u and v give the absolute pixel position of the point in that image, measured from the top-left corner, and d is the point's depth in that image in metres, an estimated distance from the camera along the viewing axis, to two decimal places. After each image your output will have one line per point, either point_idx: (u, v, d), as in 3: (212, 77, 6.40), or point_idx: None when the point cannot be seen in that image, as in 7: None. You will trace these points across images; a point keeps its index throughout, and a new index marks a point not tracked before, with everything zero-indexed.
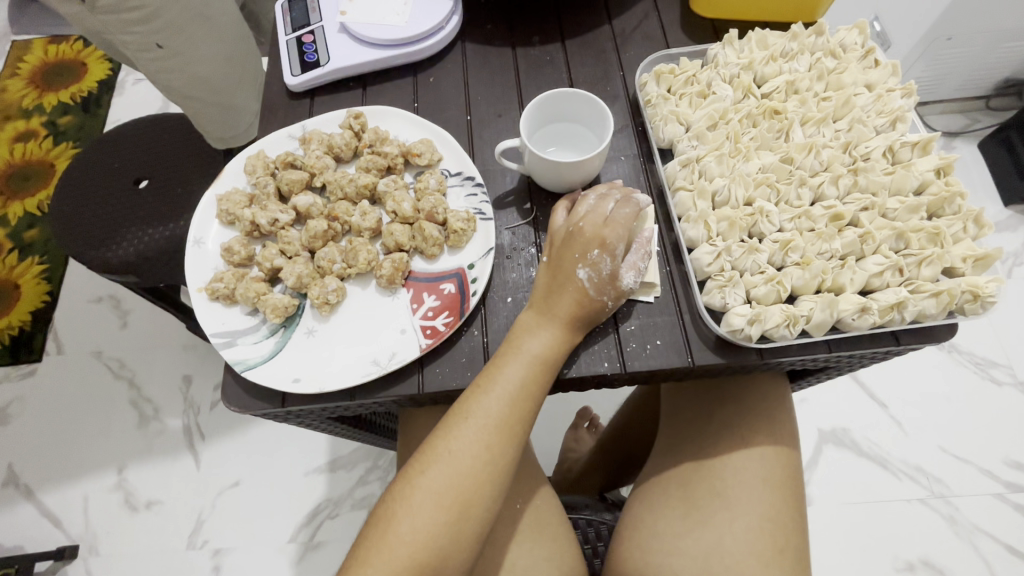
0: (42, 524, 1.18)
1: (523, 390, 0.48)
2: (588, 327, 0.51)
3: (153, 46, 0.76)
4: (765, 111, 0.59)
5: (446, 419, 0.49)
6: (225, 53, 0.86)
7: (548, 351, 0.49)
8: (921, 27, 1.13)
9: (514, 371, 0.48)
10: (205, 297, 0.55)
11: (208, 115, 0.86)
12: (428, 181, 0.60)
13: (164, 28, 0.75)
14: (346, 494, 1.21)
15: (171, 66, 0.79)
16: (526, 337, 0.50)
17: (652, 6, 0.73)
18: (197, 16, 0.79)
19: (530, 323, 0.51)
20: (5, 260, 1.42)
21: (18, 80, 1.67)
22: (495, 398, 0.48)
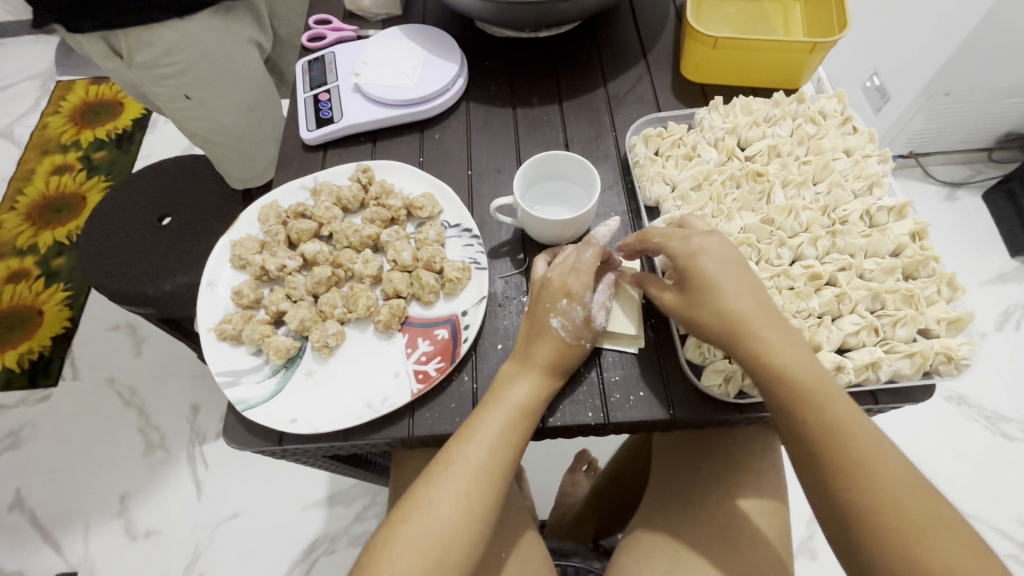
0: (44, 549, 1.20)
1: (503, 438, 0.50)
2: (567, 370, 0.53)
3: (183, 97, 0.82)
4: (748, 174, 0.62)
5: (429, 468, 0.50)
6: (247, 102, 0.90)
7: (530, 400, 0.51)
8: (919, 83, 1.16)
9: (495, 419, 0.50)
10: (213, 337, 0.58)
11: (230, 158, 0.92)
12: (427, 232, 0.63)
13: (193, 81, 0.81)
14: (343, 530, 1.21)
15: (200, 115, 0.86)
16: (509, 388, 0.52)
17: (646, 71, 0.78)
18: (222, 68, 0.83)
19: (513, 372, 0.53)
20: (31, 287, 1.49)
21: (60, 118, 1.79)
22: (475, 446, 0.50)
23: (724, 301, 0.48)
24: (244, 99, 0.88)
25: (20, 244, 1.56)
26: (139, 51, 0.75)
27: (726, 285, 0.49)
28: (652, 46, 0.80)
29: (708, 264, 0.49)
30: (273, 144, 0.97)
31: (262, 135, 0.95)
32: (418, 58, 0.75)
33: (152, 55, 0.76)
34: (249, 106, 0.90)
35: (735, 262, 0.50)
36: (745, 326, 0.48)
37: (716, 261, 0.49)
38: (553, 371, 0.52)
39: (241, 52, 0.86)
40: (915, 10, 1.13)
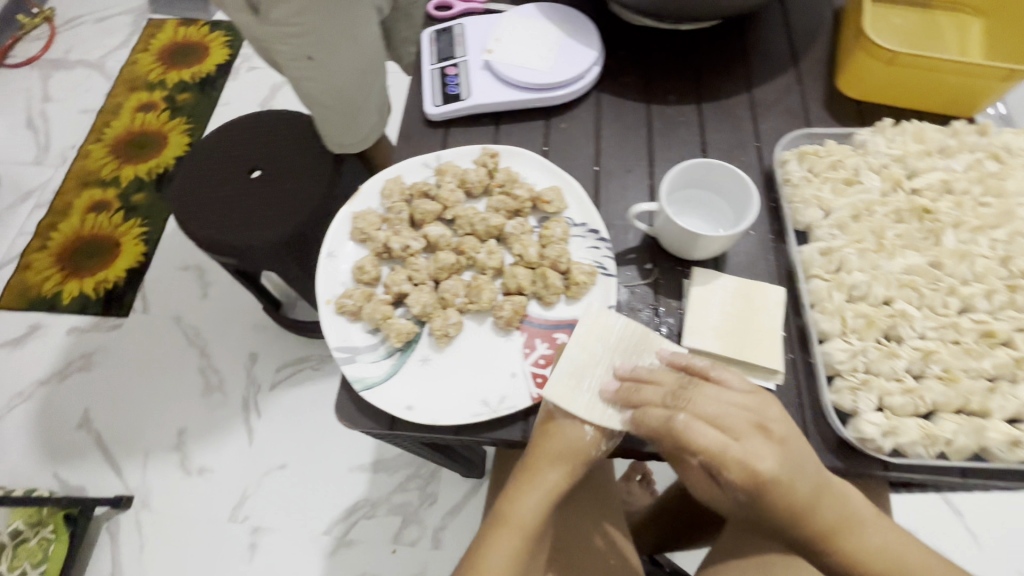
0: (105, 470, 1.26)
1: (538, 522, 0.51)
2: (575, 458, 0.50)
3: (305, 58, 0.80)
4: (915, 209, 0.57)
5: (488, 525, 0.52)
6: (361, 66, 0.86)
7: (563, 483, 0.51)
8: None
9: (551, 473, 0.50)
10: (332, 310, 0.57)
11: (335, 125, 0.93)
12: (554, 229, 0.60)
13: (318, 43, 0.78)
14: (384, 497, 1.22)
15: (316, 76, 0.83)
16: (545, 470, 0.50)
17: (796, 80, 0.72)
18: (345, 33, 0.80)
19: (546, 448, 0.50)
20: (111, 218, 1.54)
21: (149, 55, 1.82)
22: (533, 499, 0.51)
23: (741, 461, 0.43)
24: (361, 64, 0.85)
25: (104, 175, 1.61)
26: (275, 7, 0.73)
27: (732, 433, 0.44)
28: (804, 51, 0.74)
29: (705, 415, 0.45)
30: (377, 113, 0.96)
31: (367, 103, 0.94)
32: (553, 41, 0.71)
33: (284, 13, 0.73)
34: (363, 70, 0.87)
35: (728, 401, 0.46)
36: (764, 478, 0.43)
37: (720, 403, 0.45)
38: (574, 420, 0.50)
39: (360, 14, 0.82)
40: None
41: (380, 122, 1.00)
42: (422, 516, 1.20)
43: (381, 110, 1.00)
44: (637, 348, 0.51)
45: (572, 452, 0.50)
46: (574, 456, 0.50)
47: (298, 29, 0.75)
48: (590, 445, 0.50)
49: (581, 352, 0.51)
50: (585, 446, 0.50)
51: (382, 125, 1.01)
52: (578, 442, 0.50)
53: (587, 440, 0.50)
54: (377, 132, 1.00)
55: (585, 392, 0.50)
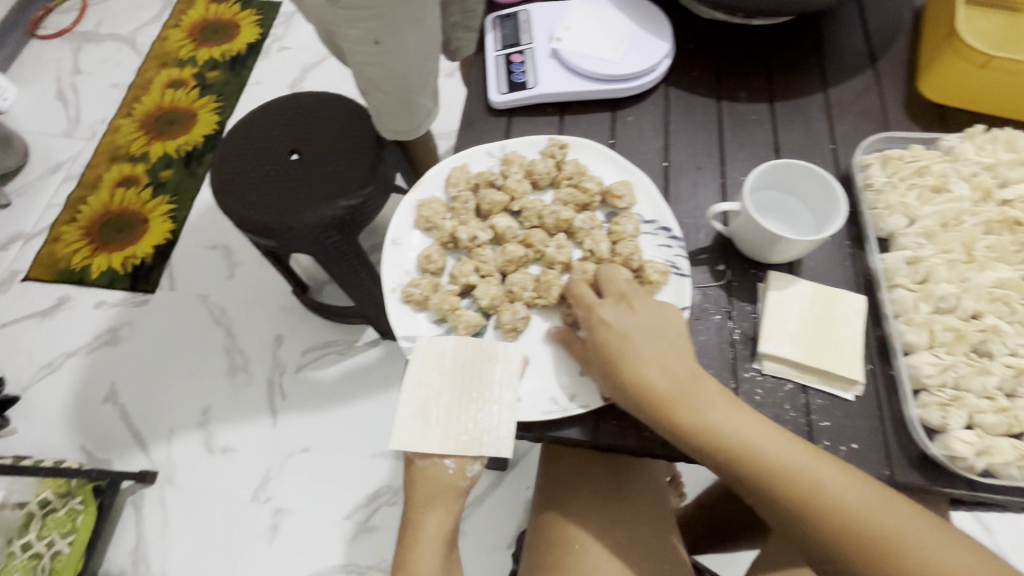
0: (130, 444, 1.26)
1: (440, 567, 0.51)
2: (449, 496, 0.52)
3: (372, 42, 0.78)
4: (1006, 221, 0.55)
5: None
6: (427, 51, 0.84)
7: (446, 523, 0.53)
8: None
9: (436, 517, 0.52)
10: (398, 299, 0.56)
11: (392, 112, 0.91)
12: (625, 225, 0.59)
13: (386, 27, 0.76)
14: None
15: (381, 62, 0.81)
16: (426, 520, 0.52)
17: (873, 80, 0.69)
18: (415, 18, 0.78)
19: (419, 494, 0.52)
20: (140, 194, 1.54)
21: (179, 32, 1.81)
22: (430, 546, 0.52)
23: (645, 386, 0.46)
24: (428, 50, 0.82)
25: (133, 150, 1.60)
26: None
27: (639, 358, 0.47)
28: (881, 51, 0.71)
29: (613, 335, 0.48)
30: (435, 99, 0.92)
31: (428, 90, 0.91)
32: (625, 31, 0.69)
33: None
34: (427, 56, 0.85)
35: (642, 323, 0.49)
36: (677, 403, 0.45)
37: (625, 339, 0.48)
38: (433, 457, 0.51)
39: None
40: None
41: (436, 109, 0.97)
42: None
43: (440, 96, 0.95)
44: (473, 368, 0.51)
45: (444, 490, 0.51)
46: (445, 493, 0.52)
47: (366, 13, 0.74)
48: (455, 478, 0.51)
49: (419, 390, 0.51)
50: (452, 482, 0.51)
51: (439, 113, 0.97)
52: (444, 477, 0.51)
53: (453, 473, 0.51)
54: (431, 120, 0.97)
55: (435, 427, 0.50)
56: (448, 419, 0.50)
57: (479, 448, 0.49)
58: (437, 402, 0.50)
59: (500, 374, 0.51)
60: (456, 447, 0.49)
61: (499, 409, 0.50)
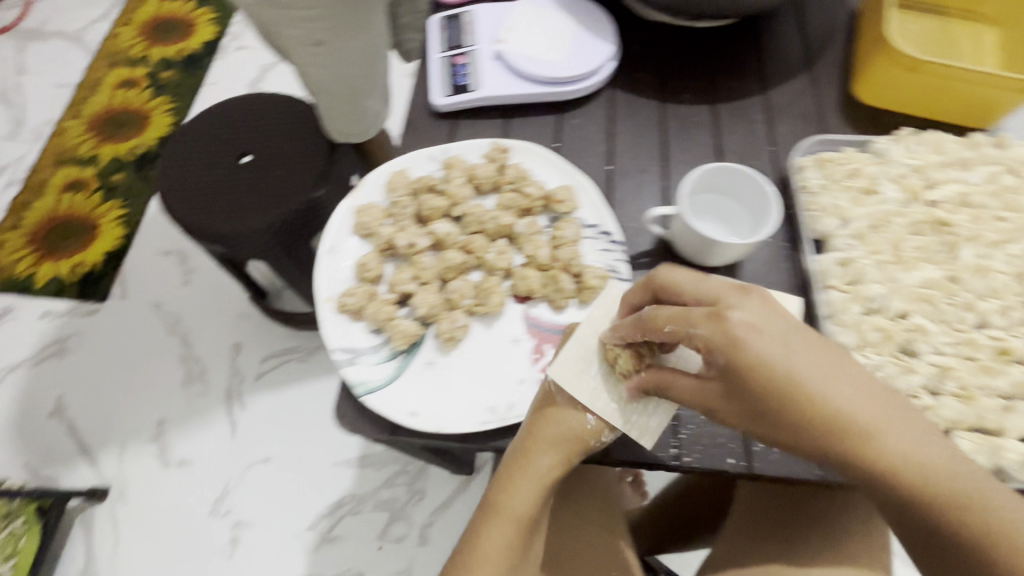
0: (79, 459, 1.20)
1: (533, 512, 0.47)
2: (572, 443, 0.48)
3: (313, 44, 0.75)
4: (932, 222, 0.56)
5: (480, 512, 0.48)
6: (370, 54, 0.81)
7: (557, 472, 0.47)
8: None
9: (545, 458, 0.47)
10: (332, 308, 0.54)
11: (341, 115, 0.90)
12: (566, 231, 0.58)
13: (328, 29, 0.73)
14: (370, 492, 1.17)
15: (324, 64, 0.78)
16: (537, 456, 0.47)
17: (810, 84, 0.70)
18: (358, 18, 0.75)
19: (539, 434, 0.48)
20: (88, 199, 1.47)
21: (131, 29, 1.74)
22: (526, 487, 0.47)
23: (822, 402, 0.36)
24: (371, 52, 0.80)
25: (81, 153, 1.53)
26: None
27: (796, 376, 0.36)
28: (819, 55, 0.73)
29: (759, 345, 0.37)
30: (385, 100, 0.92)
31: (376, 92, 0.91)
32: (569, 33, 0.69)
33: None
34: (373, 57, 0.83)
35: (794, 327, 0.37)
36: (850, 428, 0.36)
37: (773, 347, 0.37)
38: (579, 408, 0.48)
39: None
40: None
41: (385, 109, 0.97)
42: (410, 512, 1.15)
43: (387, 97, 0.96)
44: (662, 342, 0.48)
45: (567, 437, 0.47)
46: (567, 441, 0.47)
47: (306, 13, 0.71)
48: (589, 434, 0.47)
49: (586, 339, 0.49)
50: (582, 435, 0.47)
51: (387, 115, 0.96)
52: (577, 428, 0.47)
53: (588, 428, 0.47)
54: (378, 125, 0.98)
55: (592, 378, 0.48)
56: (607, 376, 0.48)
57: (627, 422, 0.47)
58: (607, 360, 0.48)
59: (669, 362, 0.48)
60: (604, 409, 0.47)
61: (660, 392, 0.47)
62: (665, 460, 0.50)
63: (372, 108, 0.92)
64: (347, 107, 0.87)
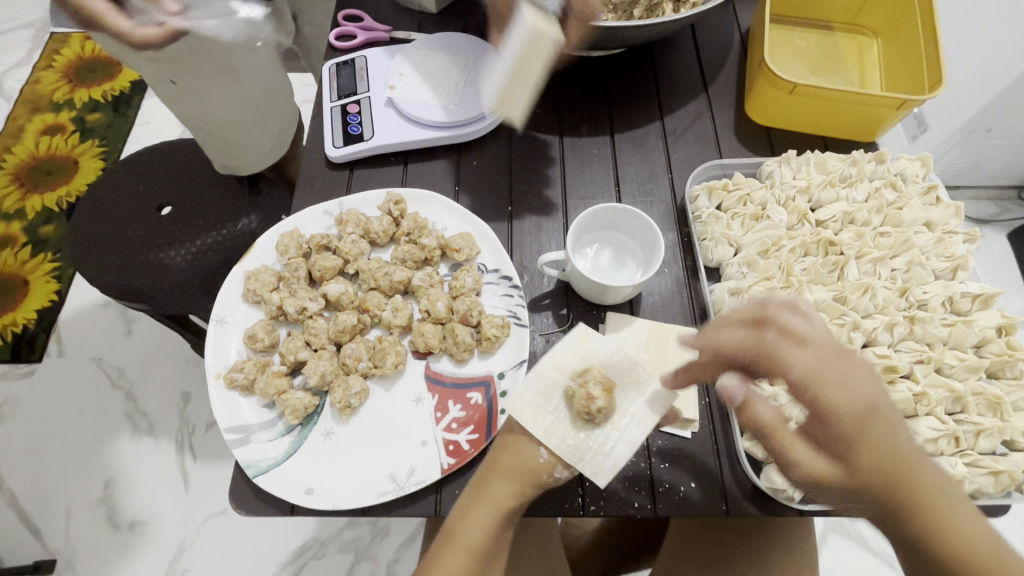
0: (19, 532, 1.05)
1: (488, 543, 0.43)
2: (529, 479, 0.44)
3: (171, 83, 0.81)
4: (820, 243, 0.57)
5: (436, 544, 0.45)
6: (245, 97, 0.91)
7: (513, 505, 0.44)
8: (958, 119, 1.07)
9: (501, 491, 0.44)
10: (223, 385, 0.52)
11: (223, 146, 0.95)
12: (464, 279, 0.57)
13: (185, 73, 0.80)
14: (334, 534, 1.06)
15: (191, 102, 0.86)
16: (492, 489, 0.44)
17: (705, 106, 0.71)
18: (222, 67, 0.83)
19: (497, 463, 0.45)
20: (16, 254, 1.31)
21: (53, 72, 1.58)
22: (479, 521, 0.43)
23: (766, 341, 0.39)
24: (244, 95, 0.90)
25: (6, 206, 1.37)
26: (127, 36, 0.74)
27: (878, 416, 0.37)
28: (714, 76, 0.73)
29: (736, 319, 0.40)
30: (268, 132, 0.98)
31: (257, 128, 0.98)
32: (460, 74, 0.68)
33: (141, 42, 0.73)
34: (247, 101, 0.92)
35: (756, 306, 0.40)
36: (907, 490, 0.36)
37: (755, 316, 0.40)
38: (531, 439, 0.44)
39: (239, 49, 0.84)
40: (960, 42, 1.04)
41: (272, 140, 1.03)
42: (375, 550, 1.06)
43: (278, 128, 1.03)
44: (633, 377, 0.44)
45: (523, 471, 0.44)
46: (523, 475, 0.44)
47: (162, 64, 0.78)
48: (541, 469, 0.44)
49: (552, 370, 0.45)
50: (536, 470, 0.44)
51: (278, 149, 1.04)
52: (532, 462, 0.44)
53: (543, 464, 0.44)
54: (274, 154, 1.05)
55: (549, 414, 0.44)
56: (568, 413, 0.43)
57: (582, 460, 0.42)
58: (569, 397, 0.43)
59: (637, 406, 0.43)
60: (558, 445, 0.43)
61: (621, 432, 0.43)
62: (572, 511, 0.49)
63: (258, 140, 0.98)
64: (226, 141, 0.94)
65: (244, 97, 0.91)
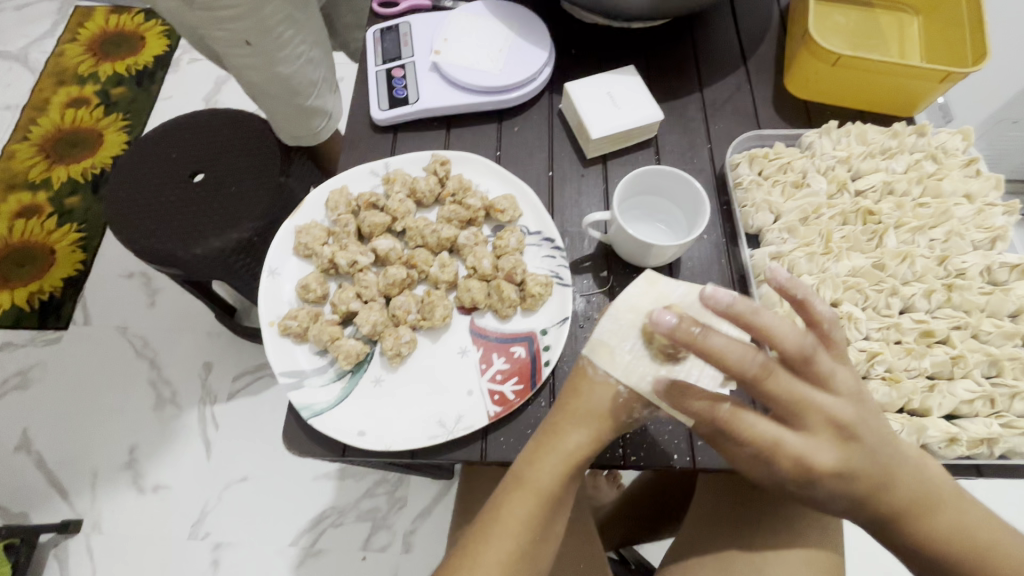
0: (47, 491, 1.08)
1: (556, 486, 0.45)
2: (603, 424, 0.46)
3: (243, 44, 0.71)
4: (859, 212, 0.58)
5: (503, 486, 0.47)
6: (307, 54, 0.80)
7: (585, 450, 0.47)
8: (986, 108, 1.06)
9: (577, 435, 0.46)
10: (277, 332, 0.54)
11: (288, 115, 0.85)
12: (508, 239, 0.59)
13: (254, 26, 0.69)
14: (352, 503, 1.08)
15: (257, 64, 0.74)
16: (568, 431, 0.46)
17: (744, 79, 0.72)
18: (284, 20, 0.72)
19: (570, 408, 0.47)
20: (43, 224, 1.33)
21: (77, 46, 1.59)
22: (553, 462, 0.46)
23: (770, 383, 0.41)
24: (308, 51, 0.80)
25: (33, 178, 1.39)
26: None
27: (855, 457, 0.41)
28: (752, 50, 0.74)
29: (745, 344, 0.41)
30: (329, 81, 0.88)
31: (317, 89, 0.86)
32: (504, 41, 0.69)
33: None
34: (308, 57, 0.80)
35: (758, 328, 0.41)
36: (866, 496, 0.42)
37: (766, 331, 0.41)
38: (608, 382, 0.46)
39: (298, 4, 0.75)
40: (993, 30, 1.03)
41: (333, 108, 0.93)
42: (392, 520, 1.08)
43: (336, 91, 0.92)
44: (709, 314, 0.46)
45: (598, 413, 0.46)
46: (595, 420, 0.46)
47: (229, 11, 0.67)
48: (617, 412, 0.46)
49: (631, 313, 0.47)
50: (613, 413, 0.46)
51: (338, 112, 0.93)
52: (606, 408, 0.46)
53: (619, 406, 0.46)
54: (332, 120, 0.93)
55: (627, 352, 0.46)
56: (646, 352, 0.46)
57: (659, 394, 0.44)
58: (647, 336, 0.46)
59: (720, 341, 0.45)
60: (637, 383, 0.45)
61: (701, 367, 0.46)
62: (612, 461, 0.51)
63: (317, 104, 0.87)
64: (291, 108, 0.84)
65: (303, 52, 0.79)
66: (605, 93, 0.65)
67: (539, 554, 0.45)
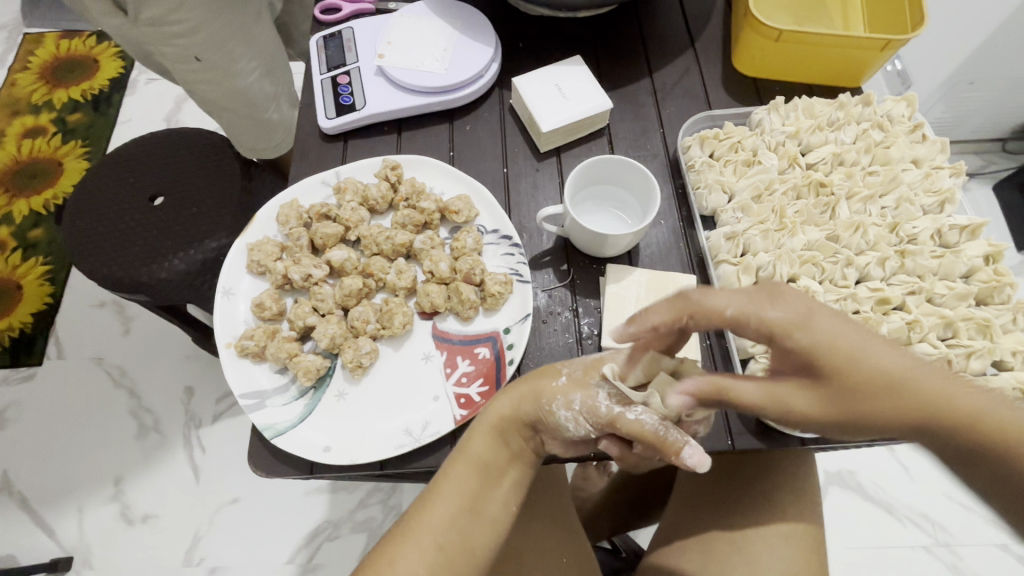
0: (32, 532, 1.06)
1: (492, 457, 0.46)
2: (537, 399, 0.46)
3: (193, 59, 0.72)
4: (811, 185, 0.58)
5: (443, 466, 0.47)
6: (262, 63, 0.80)
7: (514, 416, 0.46)
8: (940, 72, 1.07)
9: (505, 403, 0.47)
10: (234, 354, 0.53)
11: (248, 127, 0.85)
12: (465, 240, 0.58)
13: (206, 41, 0.70)
14: (346, 516, 1.07)
15: (210, 77, 0.75)
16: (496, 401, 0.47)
17: (693, 60, 0.72)
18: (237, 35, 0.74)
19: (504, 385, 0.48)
20: (7, 259, 1.29)
21: (29, 74, 1.54)
22: (483, 434, 0.46)
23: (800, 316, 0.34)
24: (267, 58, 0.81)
25: None
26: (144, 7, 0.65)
27: (872, 355, 0.32)
28: (700, 31, 0.74)
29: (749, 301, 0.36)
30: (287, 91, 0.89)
31: (277, 100, 0.87)
32: (448, 39, 0.68)
33: (157, 13, 0.65)
34: (265, 67, 0.82)
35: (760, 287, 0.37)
36: (891, 402, 0.32)
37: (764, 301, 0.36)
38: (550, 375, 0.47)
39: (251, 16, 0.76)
40: None
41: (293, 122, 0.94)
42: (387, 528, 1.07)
43: (294, 105, 0.93)
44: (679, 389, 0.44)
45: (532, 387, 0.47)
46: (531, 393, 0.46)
47: (180, 27, 0.67)
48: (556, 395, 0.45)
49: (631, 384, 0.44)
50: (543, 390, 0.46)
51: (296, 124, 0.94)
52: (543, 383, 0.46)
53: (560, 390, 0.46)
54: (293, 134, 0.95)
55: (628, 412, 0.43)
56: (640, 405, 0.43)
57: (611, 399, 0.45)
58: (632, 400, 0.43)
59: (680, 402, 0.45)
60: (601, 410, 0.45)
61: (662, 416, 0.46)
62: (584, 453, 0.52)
63: (277, 118, 0.89)
64: (249, 120, 0.84)
65: (257, 63, 0.79)
66: (554, 86, 0.65)
67: (472, 530, 0.44)
